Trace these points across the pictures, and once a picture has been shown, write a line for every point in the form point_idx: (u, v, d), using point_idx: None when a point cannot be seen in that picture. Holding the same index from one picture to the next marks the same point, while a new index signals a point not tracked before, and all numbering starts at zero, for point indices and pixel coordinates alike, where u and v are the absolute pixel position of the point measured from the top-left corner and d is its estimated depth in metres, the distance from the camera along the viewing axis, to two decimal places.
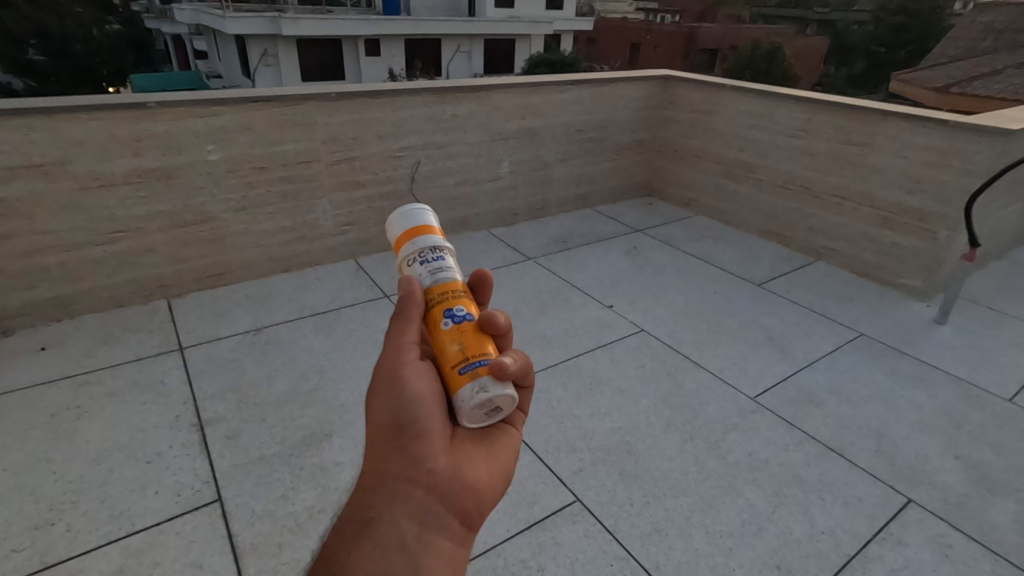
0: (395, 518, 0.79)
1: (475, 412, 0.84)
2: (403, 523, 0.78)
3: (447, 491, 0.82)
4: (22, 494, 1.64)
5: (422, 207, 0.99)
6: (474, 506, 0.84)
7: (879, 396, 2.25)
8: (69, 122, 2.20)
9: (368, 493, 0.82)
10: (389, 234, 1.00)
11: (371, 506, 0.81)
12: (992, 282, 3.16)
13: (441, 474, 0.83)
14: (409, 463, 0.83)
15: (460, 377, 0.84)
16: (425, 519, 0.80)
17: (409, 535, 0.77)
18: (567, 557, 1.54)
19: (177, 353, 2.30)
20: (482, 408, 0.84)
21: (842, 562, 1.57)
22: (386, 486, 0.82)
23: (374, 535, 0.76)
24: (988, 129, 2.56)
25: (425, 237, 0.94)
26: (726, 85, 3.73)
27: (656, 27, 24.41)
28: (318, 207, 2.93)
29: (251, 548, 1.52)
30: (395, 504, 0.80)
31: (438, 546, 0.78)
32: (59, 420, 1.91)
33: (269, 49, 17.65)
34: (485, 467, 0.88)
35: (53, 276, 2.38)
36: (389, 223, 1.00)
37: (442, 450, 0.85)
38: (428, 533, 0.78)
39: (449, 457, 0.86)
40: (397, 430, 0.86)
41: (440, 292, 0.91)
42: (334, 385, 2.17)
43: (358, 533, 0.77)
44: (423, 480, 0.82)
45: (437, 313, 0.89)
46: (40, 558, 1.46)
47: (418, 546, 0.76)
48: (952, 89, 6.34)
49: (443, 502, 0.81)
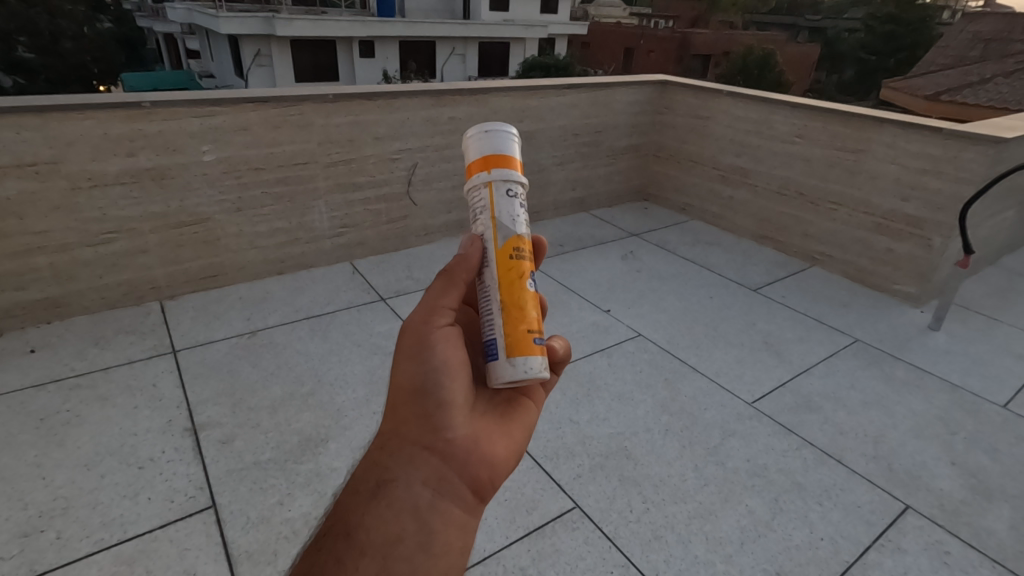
0: (412, 483, 0.78)
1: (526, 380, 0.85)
2: (417, 488, 0.77)
3: (462, 460, 0.81)
4: (10, 500, 1.60)
5: (509, 130, 0.89)
6: (489, 474, 0.83)
7: (875, 402, 2.26)
8: (62, 121, 2.16)
9: (386, 454, 0.81)
10: (465, 142, 0.91)
11: (386, 468, 0.79)
12: (985, 289, 3.18)
13: (458, 443, 0.82)
14: (427, 428, 0.82)
15: (530, 345, 0.85)
16: (440, 486, 0.79)
17: (423, 499, 0.77)
18: (567, 565, 1.53)
19: (170, 357, 2.26)
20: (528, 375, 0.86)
21: (843, 569, 1.57)
22: (404, 450, 0.80)
23: (389, 497, 0.76)
24: (982, 137, 2.59)
25: (507, 170, 0.87)
26: (722, 91, 3.74)
27: (650, 33, 24.57)
28: (314, 208, 2.90)
29: (247, 557, 1.50)
30: (410, 470, 0.79)
31: (450, 514, 0.77)
32: (49, 424, 1.88)
33: (263, 49, 17.55)
34: (503, 439, 0.87)
35: (43, 277, 2.33)
36: (470, 131, 0.90)
37: (460, 420, 0.84)
38: (443, 499, 0.78)
39: (467, 426, 0.84)
40: (423, 395, 0.84)
41: (526, 249, 0.89)
42: (331, 389, 2.15)
43: (374, 494, 0.76)
44: (439, 447, 0.81)
45: (525, 266, 0.87)
46: (29, 567, 1.43)
47: (431, 511, 0.76)
48: (941, 97, 6.42)
49: (457, 470, 0.81)
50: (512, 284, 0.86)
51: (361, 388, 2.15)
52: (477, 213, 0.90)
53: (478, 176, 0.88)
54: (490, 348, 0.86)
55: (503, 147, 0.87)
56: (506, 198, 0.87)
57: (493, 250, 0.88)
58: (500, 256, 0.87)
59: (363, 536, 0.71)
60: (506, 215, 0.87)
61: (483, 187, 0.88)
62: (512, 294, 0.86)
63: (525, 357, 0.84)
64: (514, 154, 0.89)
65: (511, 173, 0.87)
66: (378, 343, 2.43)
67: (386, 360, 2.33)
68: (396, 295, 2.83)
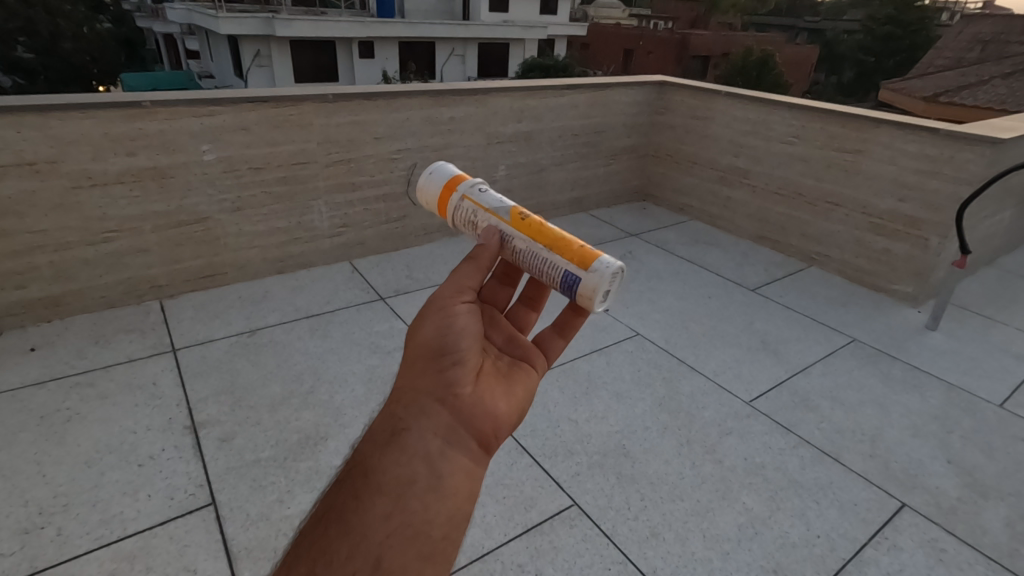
0: (425, 432, 0.79)
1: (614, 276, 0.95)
2: (429, 437, 0.78)
3: (472, 414, 0.83)
4: (11, 496, 1.61)
5: (444, 163, 1.14)
6: (496, 430, 0.85)
7: (873, 401, 2.27)
8: (62, 120, 2.17)
9: (399, 406, 0.82)
10: (423, 196, 1.14)
11: (400, 418, 0.80)
12: (982, 290, 3.20)
13: (470, 398, 0.84)
14: (442, 383, 0.84)
15: (593, 254, 0.96)
16: (451, 437, 0.80)
17: (435, 447, 0.78)
18: (566, 561, 1.54)
19: (170, 355, 2.27)
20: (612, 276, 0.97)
21: (838, 566, 1.58)
22: (418, 403, 0.81)
23: (404, 443, 0.77)
24: (978, 138, 2.60)
25: (463, 182, 1.09)
26: (720, 91, 3.76)
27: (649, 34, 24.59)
28: (313, 208, 2.91)
29: (247, 553, 1.50)
30: (424, 420, 0.80)
31: (459, 462, 0.78)
32: (49, 422, 1.89)
33: (263, 49, 17.55)
34: (506, 399, 0.90)
35: (44, 276, 2.34)
36: (420, 188, 1.14)
37: (471, 379, 0.87)
38: (454, 449, 0.79)
39: (477, 385, 0.87)
40: (440, 354, 0.86)
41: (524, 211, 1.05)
42: (330, 388, 2.15)
43: (389, 441, 0.77)
44: (451, 402, 0.83)
45: (536, 218, 1.03)
46: (29, 563, 1.43)
47: (442, 459, 0.77)
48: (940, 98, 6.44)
49: (467, 424, 0.82)
50: (544, 232, 1.00)
51: (360, 386, 2.16)
52: (475, 218, 1.06)
53: (452, 199, 1.08)
54: (570, 278, 0.97)
55: (450, 173, 1.10)
56: (483, 195, 1.06)
57: (508, 225, 1.03)
58: (514, 223, 1.02)
59: (379, 477, 0.72)
60: (493, 202, 1.05)
61: (461, 202, 1.07)
62: (547, 236, 1.00)
63: (600, 260, 0.95)
64: (459, 174, 1.13)
65: (472, 181, 1.09)
66: (377, 342, 2.43)
67: (385, 358, 2.34)
68: (395, 295, 2.84)
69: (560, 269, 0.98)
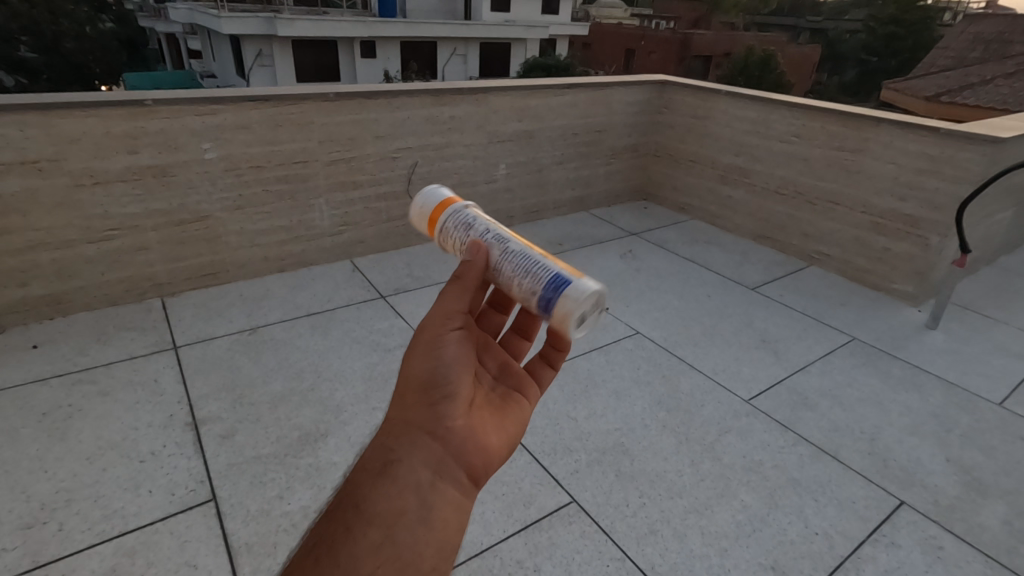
0: (416, 465, 0.80)
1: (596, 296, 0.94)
2: (420, 469, 0.79)
3: (461, 449, 0.84)
4: (13, 492, 1.62)
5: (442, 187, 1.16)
6: (484, 464, 0.86)
7: (872, 399, 2.27)
8: (65, 118, 2.18)
9: (392, 437, 0.83)
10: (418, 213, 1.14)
11: (391, 449, 0.81)
12: (982, 289, 3.20)
13: (459, 432, 0.85)
14: (432, 417, 0.84)
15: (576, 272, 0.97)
16: (440, 468, 0.81)
17: (424, 479, 0.79)
18: (564, 558, 1.54)
19: (171, 353, 2.28)
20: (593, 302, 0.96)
21: (836, 563, 1.58)
22: (408, 435, 0.82)
23: (395, 474, 0.78)
24: (978, 137, 2.61)
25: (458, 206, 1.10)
26: (721, 90, 3.76)
27: (650, 34, 24.56)
28: (314, 207, 2.92)
29: (246, 548, 1.51)
30: (416, 453, 0.81)
31: (447, 494, 0.80)
32: (51, 418, 1.90)
33: (264, 49, 17.54)
34: (492, 431, 0.90)
35: (46, 273, 2.35)
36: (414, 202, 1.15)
37: (462, 413, 0.87)
38: (443, 481, 0.81)
39: (466, 418, 0.87)
40: (432, 388, 0.86)
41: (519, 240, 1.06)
42: (330, 385, 2.16)
43: (382, 471, 0.78)
44: (440, 436, 0.83)
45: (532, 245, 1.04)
46: (31, 557, 1.44)
47: (430, 492, 0.79)
48: (942, 98, 6.42)
49: (456, 457, 0.83)
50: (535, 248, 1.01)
51: (361, 384, 2.17)
52: (473, 224, 1.06)
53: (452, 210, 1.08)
54: (557, 284, 0.93)
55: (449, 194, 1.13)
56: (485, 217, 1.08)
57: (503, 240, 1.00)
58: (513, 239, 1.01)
59: (371, 507, 0.74)
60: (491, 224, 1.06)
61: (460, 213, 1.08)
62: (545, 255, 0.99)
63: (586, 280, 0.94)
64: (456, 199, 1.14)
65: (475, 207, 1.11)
66: (378, 340, 2.44)
67: (385, 356, 2.35)
68: (396, 293, 2.85)
69: (546, 279, 0.95)
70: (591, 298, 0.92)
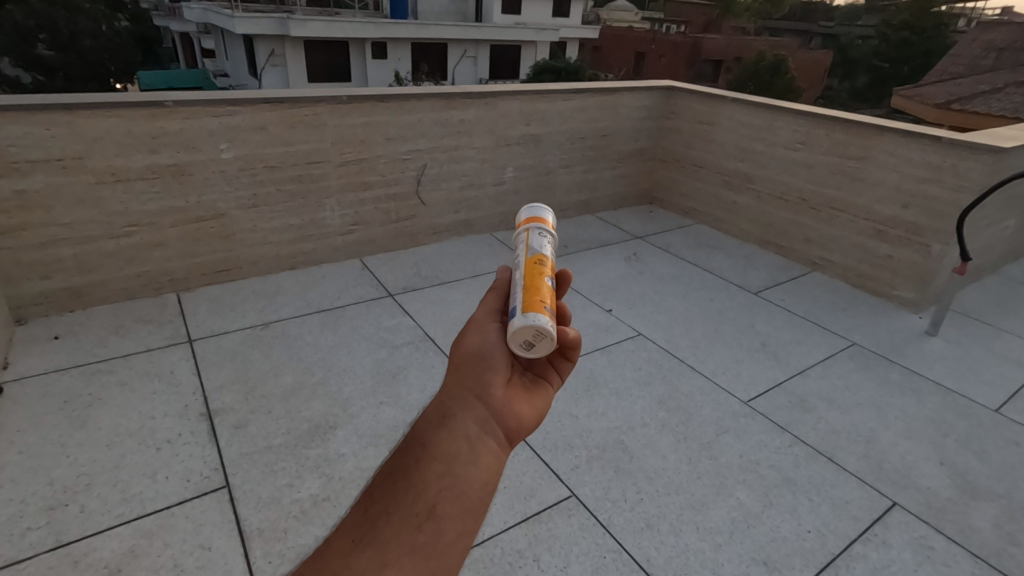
0: (466, 418, 0.76)
1: (528, 331, 0.80)
2: (470, 421, 0.76)
3: (506, 411, 0.79)
4: (38, 475, 1.70)
5: (545, 205, 1.08)
6: (523, 429, 0.80)
7: (869, 403, 2.31)
8: (90, 118, 2.27)
9: (444, 396, 0.79)
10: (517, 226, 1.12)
11: (444, 405, 0.77)
12: (985, 297, 3.22)
13: (502, 396, 0.80)
14: (477, 379, 0.81)
15: (542, 305, 0.83)
16: (486, 425, 0.77)
17: (474, 430, 0.74)
18: (562, 548, 1.60)
19: (185, 346, 2.36)
20: (539, 337, 0.81)
21: (827, 560, 1.63)
22: (460, 394, 0.79)
23: (449, 422, 0.74)
24: (980, 146, 2.64)
25: (535, 222, 1.02)
26: (727, 97, 3.80)
27: (661, 38, 24.56)
28: (326, 206, 3.00)
29: (258, 533, 1.58)
30: (466, 408, 0.77)
31: (495, 448, 0.75)
32: (73, 406, 1.98)
33: (277, 49, 17.70)
34: (533, 405, 0.84)
35: (68, 266, 2.44)
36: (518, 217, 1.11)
37: (505, 382, 0.83)
38: (490, 437, 0.75)
39: (508, 387, 0.83)
40: (478, 359, 0.84)
41: (551, 262, 0.93)
42: (339, 379, 2.23)
43: (438, 420, 0.74)
44: (487, 397, 0.80)
45: (545, 268, 0.91)
46: (55, 537, 1.52)
47: (480, 442, 0.74)
48: (952, 106, 6.40)
49: (500, 418, 0.79)
50: (536, 275, 0.89)
51: (369, 379, 2.24)
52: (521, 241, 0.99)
53: (522, 227, 1.03)
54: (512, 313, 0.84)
55: (537, 211, 1.04)
56: (542, 237, 0.98)
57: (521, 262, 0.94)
58: (528, 262, 0.92)
59: (431, 446, 0.70)
60: (535, 243, 0.97)
61: (522, 231, 1.02)
62: (533, 280, 0.88)
63: (535, 312, 0.81)
64: (549, 218, 1.05)
65: (550, 228, 1.01)
66: (386, 337, 2.51)
67: (393, 352, 2.42)
68: (404, 292, 2.91)
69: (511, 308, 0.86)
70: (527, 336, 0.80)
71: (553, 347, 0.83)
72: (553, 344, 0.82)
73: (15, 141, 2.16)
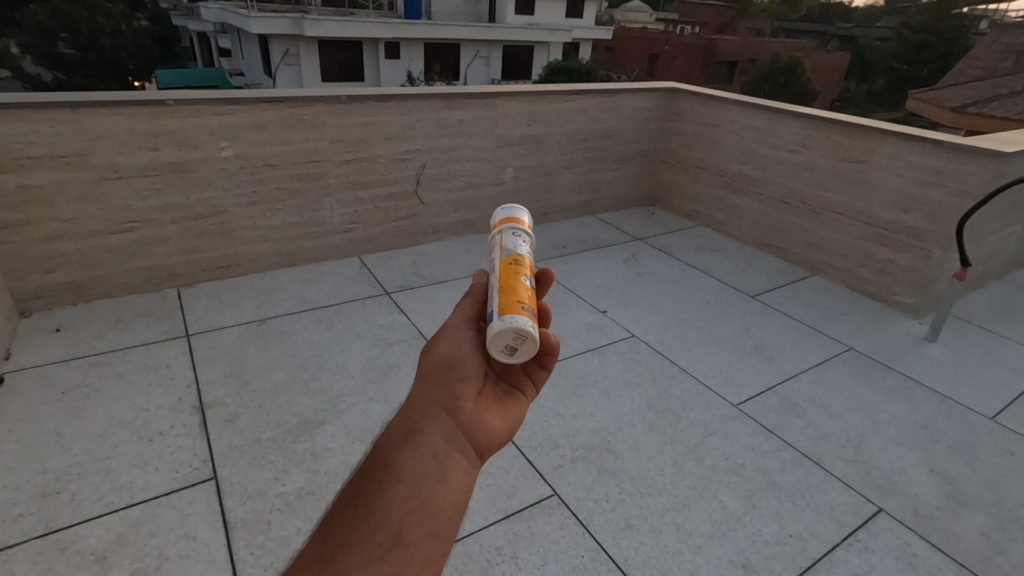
0: (433, 433, 0.75)
1: (507, 335, 0.79)
2: (436, 436, 0.75)
3: (475, 425, 0.79)
4: (32, 463, 1.74)
5: (520, 206, 1.06)
6: (492, 443, 0.81)
7: (861, 408, 2.29)
8: (93, 116, 2.32)
9: (411, 409, 0.79)
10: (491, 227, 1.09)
11: (411, 420, 0.77)
12: (988, 304, 3.18)
13: (471, 409, 0.80)
14: (447, 391, 0.81)
15: (520, 306, 0.81)
16: (454, 439, 0.76)
17: (441, 447, 0.74)
18: (541, 546, 1.61)
19: (183, 340, 2.40)
20: (520, 340, 0.80)
21: (807, 565, 1.62)
22: (427, 407, 0.78)
23: (415, 439, 0.74)
24: (981, 151, 2.61)
25: (510, 222, 1.00)
26: (730, 99, 3.79)
27: (674, 39, 24.43)
28: (325, 205, 3.04)
29: (242, 524, 1.61)
30: (433, 422, 0.77)
31: (461, 464, 0.75)
32: (70, 397, 2.02)
33: (291, 49, 17.87)
34: (503, 417, 0.85)
35: (71, 261, 2.50)
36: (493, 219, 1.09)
37: (474, 394, 0.83)
38: (458, 452, 0.75)
39: (478, 399, 0.82)
40: (448, 370, 0.83)
41: (528, 263, 0.92)
42: (330, 375, 2.26)
43: (404, 437, 0.74)
44: (454, 411, 0.79)
45: (522, 269, 0.89)
46: (45, 524, 1.56)
47: (448, 458, 0.74)
48: (967, 108, 6.28)
49: (469, 431, 0.79)
50: (512, 276, 0.87)
51: (360, 376, 2.26)
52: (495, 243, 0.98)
53: (496, 229, 1.01)
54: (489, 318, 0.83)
55: (512, 212, 1.03)
56: (519, 238, 0.97)
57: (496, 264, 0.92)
58: (503, 263, 0.91)
59: (396, 467, 0.70)
60: (510, 244, 0.95)
61: (497, 233, 1.00)
62: (508, 282, 0.86)
63: (513, 313, 0.80)
64: (523, 219, 1.03)
65: (525, 230, 0.99)
66: (379, 335, 2.54)
67: (385, 350, 2.44)
68: (400, 290, 2.94)
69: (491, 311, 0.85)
70: (508, 336, 0.78)
71: (533, 350, 0.81)
72: (536, 345, 0.80)
73: (20, 138, 2.22)
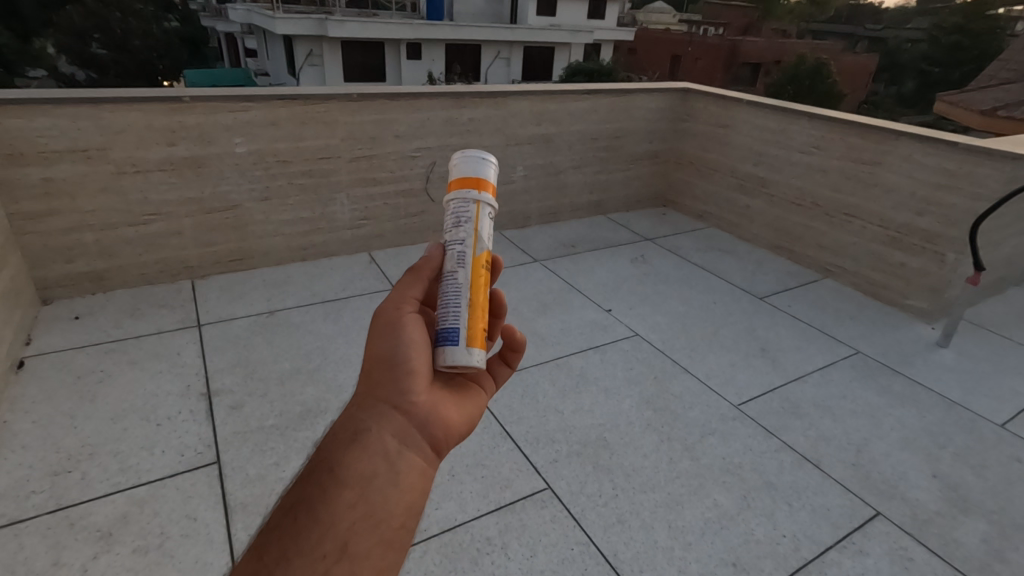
0: (382, 433, 0.75)
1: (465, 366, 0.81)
2: (385, 435, 0.75)
3: (428, 420, 0.79)
4: (46, 443, 1.82)
5: (489, 157, 0.89)
6: (448, 437, 0.82)
7: (865, 412, 2.27)
8: (112, 111, 2.40)
9: (359, 409, 0.78)
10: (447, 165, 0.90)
11: (357, 420, 0.76)
12: (1006, 310, 3.10)
13: (423, 404, 0.80)
14: (395, 388, 0.80)
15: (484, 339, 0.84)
16: (406, 438, 0.77)
17: (391, 447, 0.75)
18: (531, 538, 1.63)
19: (194, 330, 2.47)
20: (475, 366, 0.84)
21: (798, 565, 1.61)
22: (375, 405, 0.78)
23: (363, 441, 0.74)
24: (996, 153, 2.56)
25: (482, 194, 0.87)
26: (743, 99, 3.76)
27: (697, 40, 24.19)
28: (336, 200, 3.09)
29: (242, 507, 1.66)
30: (381, 422, 0.77)
31: (414, 462, 0.76)
32: (84, 381, 2.10)
33: (314, 49, 18.14)
34: (460, 408, 0.85)
35: (91, 251, 2.59)
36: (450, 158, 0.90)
37: (426, 387, 0.82)
38: (411, 451, 0.76)
39: (431, 392, 0.82)
40: (394, 364, 0.82)
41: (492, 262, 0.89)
42: (335, 366, 2.31)
43: (350, 439, 0.74)
44: (402, 408, 0.79)
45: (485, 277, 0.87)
46: (56, 500, 1.63)
47: (399, 459, 0.74)
48: (997, 109, 6.11)
49: (423, 428, 0.79)
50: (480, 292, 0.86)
51: None
52: (460, 220, 0.87)
53: (465, 193, 0.86)
54: (449, 334, 0.83)
55: (483, 174, 0.87)
56: (486, 219, 0.88)
57: (462, 258, 0.86)
58: (472, 264, 0.86)
59: (342, 471, 0.70)
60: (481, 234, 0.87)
61: (469, 203, 0.87)
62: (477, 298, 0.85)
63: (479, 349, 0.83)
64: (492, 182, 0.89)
65: (492, 204, 0.88)
66: None
67: None
68: None
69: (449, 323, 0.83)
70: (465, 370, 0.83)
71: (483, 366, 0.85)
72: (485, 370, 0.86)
73: (44, 132, 2.31)
